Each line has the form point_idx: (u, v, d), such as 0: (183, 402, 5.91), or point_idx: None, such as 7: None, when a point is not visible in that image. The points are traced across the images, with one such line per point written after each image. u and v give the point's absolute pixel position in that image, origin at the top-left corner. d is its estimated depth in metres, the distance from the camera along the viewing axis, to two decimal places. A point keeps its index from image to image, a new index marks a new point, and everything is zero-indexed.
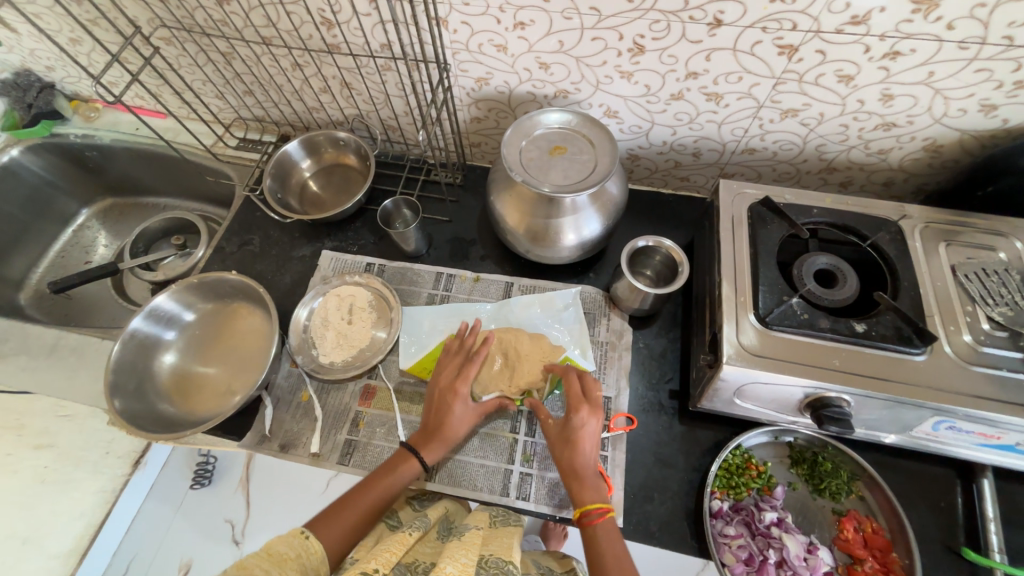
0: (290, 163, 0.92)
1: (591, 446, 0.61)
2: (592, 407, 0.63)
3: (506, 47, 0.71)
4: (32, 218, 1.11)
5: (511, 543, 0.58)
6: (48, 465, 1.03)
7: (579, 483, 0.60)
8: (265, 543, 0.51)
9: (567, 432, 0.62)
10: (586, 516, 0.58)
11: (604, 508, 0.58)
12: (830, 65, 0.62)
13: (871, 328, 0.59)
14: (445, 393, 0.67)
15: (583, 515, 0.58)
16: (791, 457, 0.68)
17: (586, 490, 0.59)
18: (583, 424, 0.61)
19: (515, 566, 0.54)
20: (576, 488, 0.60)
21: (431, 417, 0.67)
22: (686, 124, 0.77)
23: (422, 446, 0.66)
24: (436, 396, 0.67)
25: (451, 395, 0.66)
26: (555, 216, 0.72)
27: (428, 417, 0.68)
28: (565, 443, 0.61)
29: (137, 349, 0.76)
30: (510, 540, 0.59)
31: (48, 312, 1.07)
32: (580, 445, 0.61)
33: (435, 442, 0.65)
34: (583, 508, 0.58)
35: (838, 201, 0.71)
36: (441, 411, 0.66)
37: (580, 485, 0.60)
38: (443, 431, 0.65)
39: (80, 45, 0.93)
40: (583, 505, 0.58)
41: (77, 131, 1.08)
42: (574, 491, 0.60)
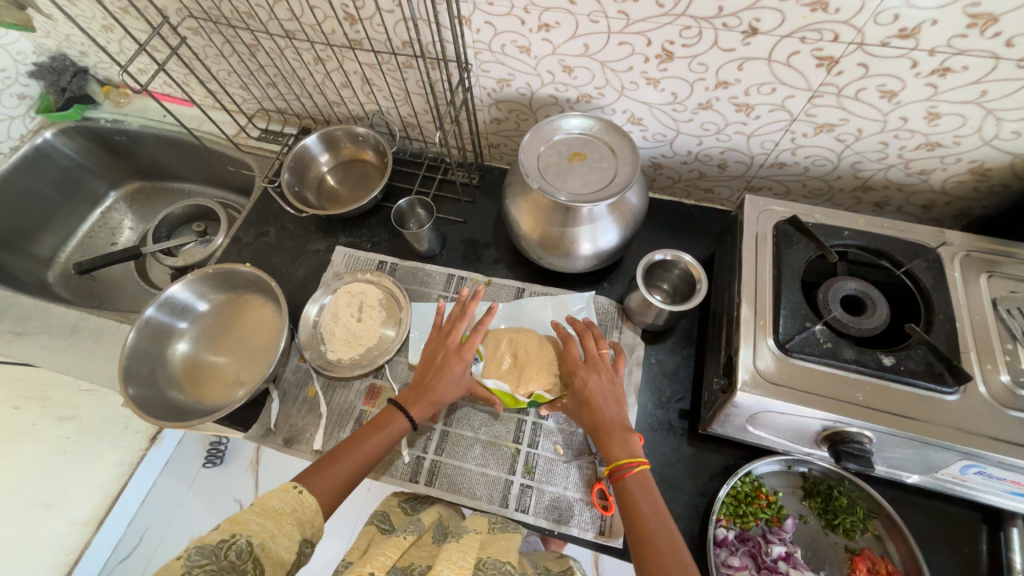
0: (309, 158, 0.92)
1: (608, 400, 0.63)
2: (601, 366, 0.65)
3: (530, 48, 0.69)
4: (63, 198, 1.15)
5: (507, 546, 0.58)
6: (68, 437, 1.07)
7: (607, 440, 0.60)
8: (257, 499, 0.49)
9: (579, 394, 0.64)
10: (619, 471, 0.58)
11: (638, 461, 0.58)
12: (872, 80, 0.59)
13: (900, 362, 0.56)
14: (447, 355, 0.67)
15: (627, 467, 0.57)
16: (804, 489, 0.65)
17: (614, 444, 0.59)
18: (592, 382, 0.64)
19: (514, 566, 0.54)
20: (611, 443, 0.60)
21: (425, 377, 0.67)
22: (713, 134, 0.74)
23: (411, 403, 0.65)
24: (438, 357, 0.67)
25: (455, 357, 0.67)
26: (570, 225, 0.70)
27: (421, 377, 0.67)
28: (583, 403, 0.63)
29: (151, 336, 0.77)
30: (507, 543, 0.58)
31: (73, 291, 1.10)
32: (595, 399, 0.63)
33: (425, 402, 0.65)
34: (616, 463, 0.58)
35: (871, 223, 0.67)
36: (437, 371, 0.66)
37: (613, 440, 0.60)
38: (436, 392, 0.65)
39: (111, 32, 0.95)
40: (614, 461, 0.58)
41: (107, 115, 1.11)
42: (605, 449, 0.60)
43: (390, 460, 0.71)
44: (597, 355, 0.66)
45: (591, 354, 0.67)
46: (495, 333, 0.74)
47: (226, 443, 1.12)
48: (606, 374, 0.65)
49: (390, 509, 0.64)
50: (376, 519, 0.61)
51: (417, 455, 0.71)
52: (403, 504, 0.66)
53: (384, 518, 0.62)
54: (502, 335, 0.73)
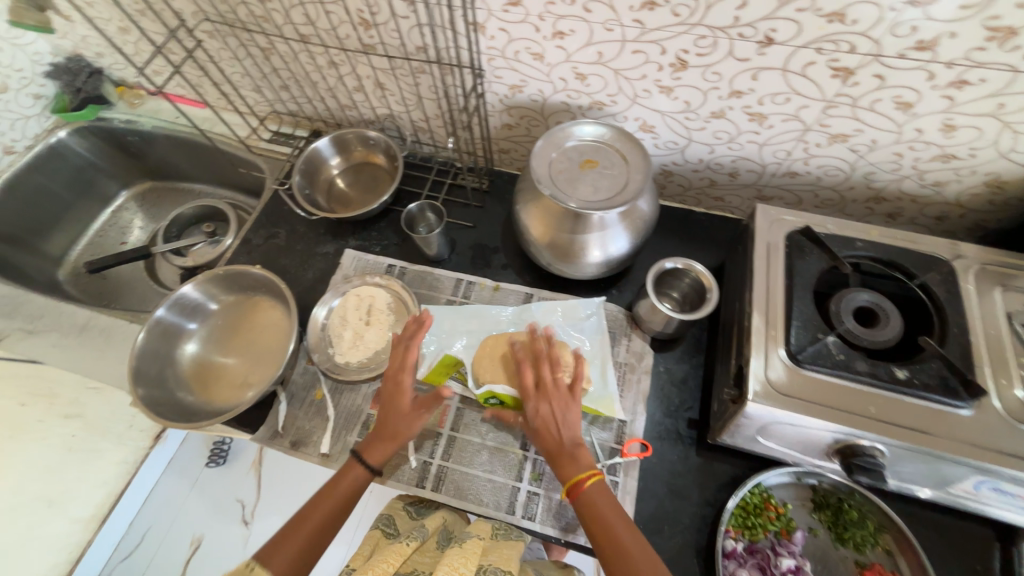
0: (320, 160, 0.93)
1: (557, 430, 0.61)
2: (552, 393, 0.62)
3: (543, 55, 0.69)
4: (75, 197, 1.16)
5: (510, 554, 0.59)
6: (74, 435, 1.08)
7: (559, 465, 0.60)
8: None
9: (530, 422, 0.63)
10: (575, 488, 0.58)
11: (592, 473, 0.59)
12: (888, 91, 0.58)
13: (913, 375, 0.55)
14: (388, 389, 0.67)
15: (575, 490, 0.58)
16: (813, 501, 0.65)
17: (567, 470, 0.59)
18: (543, 410, 0.62)
19: None
20: (562, 465, 0.60)
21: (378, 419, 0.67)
22: (725, 143, 0.74)
23: (367, 449, 0.65)
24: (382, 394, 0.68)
25: (394, 389, 0.67)
26: (581, 232, 0.70)
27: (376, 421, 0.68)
28: (534, 433, 0.62)
29: (161, 336, 0.78)
30: (511, 552, 0.59)
31: (83, 289, 1.11)
32: (546, 427, 0.61)
33: (379, 444, 0.65)
34: (569, 484, 0.59)
35: (884, 234, 0.67)
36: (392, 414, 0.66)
37: (563, 465, 0.60)
38: (388, 430, 0.65)
39: (127, 34, 0.96)
40: (570, 482, 0.59)
41: (121, 116, 1.12)
42: (559, 473, 0.60)
43: (397, 465, 0.71)
44: (550, 382, 0.63)
45: (544, 379, 0.64)
46: (501, 336, 0.73)
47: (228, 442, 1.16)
48: (558, 402, 0.62)
49: (395, 513, 0.66)
50: (381, 523, 0.64)
51: (424, 459, 0.71)
52: (408, 507, 0.67)
53: (389, 522, 0.64)
54: (508, 339, 0.72)
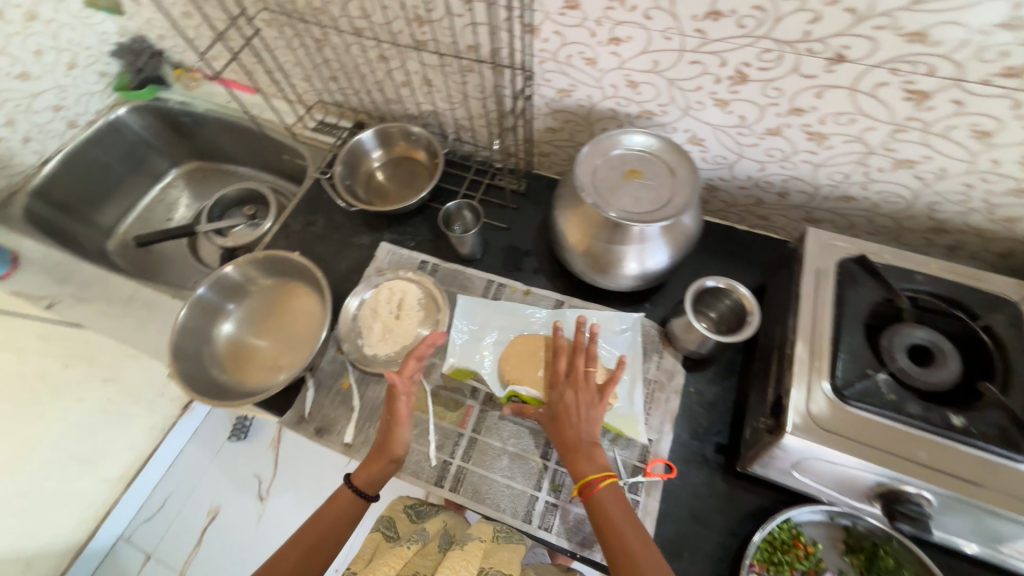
0: (362, 152, 0.94)
1: (578, 422, 0.63)
2: (582, 385, 0.65)
3: (596, 61, 0.68)
4: (128, 172, 1.21)
5: (511, 556, 0.61)
6: (109, 397, 1.11)
7: (573, 458, 0.62)
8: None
9: (554, 407, 0.66)
10: (587, 487, 0.60)
11: (607, 474, 0.60)
12: (966, 118, 0.55)
13: (970, 423, 0.52)
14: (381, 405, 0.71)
15: (586, 486, 0.60)
16: (846, 544, 0.61)
17: (579, 463, 0.61)
18: (568, 398, 0.65)
19: None
20: (577, 460, 0.61)
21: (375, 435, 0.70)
22: (778, 161, 0.71)
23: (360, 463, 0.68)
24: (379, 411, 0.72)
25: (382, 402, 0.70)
26: (620, 243, 0.68)
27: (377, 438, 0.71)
28: (555, 420, 0.65)
29: (201, 314, 0.80)
30: (511, 555, 0.61)
31: (129, 261, 1.16)
32: (567, 416, 0.64)
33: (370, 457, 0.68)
34: (583, 480, 0.60)
35: (944, 269, 0.63)
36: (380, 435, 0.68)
37: (577, 459, 0.61)
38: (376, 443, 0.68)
39: (190, 19, 0.99)
40: (582, 477, 0.60)
41: (176, 98, 1.16)
42: (571, 465, 0.62)
43: (416, 461, 0.71)
44: (583, 374, 0.66)
45: (576, 371, 0.67)
46: (532, 339, 0.73)
47: (251, 419, 1.24)
48: (586, 395, 0.65)
49: (396, 516, 0.69)
50: (381, 527, 0.68)
51: (445, 459, 0.71)
52: (408, 509, 0.71)
53: (389, 526, 0.68)
54: (539, 342, 0.73)
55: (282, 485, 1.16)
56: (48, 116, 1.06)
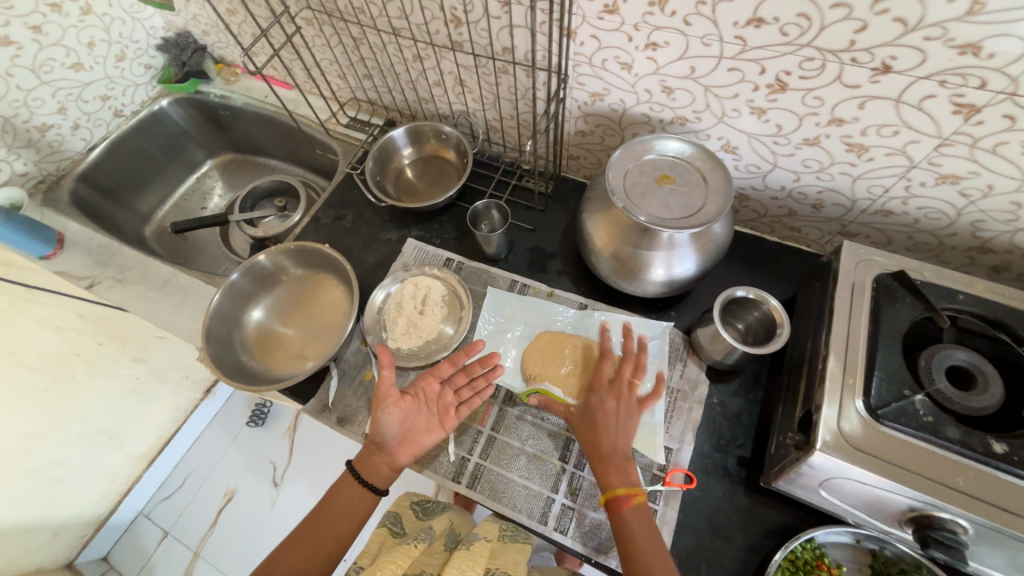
0: (393, 150, 0.96)
1: (614, 432, 0.63)
2: (624, 394, 0.65)
3: (632, 65, 0.68)
4: (167, 161, 1.26)
5: (516, 558, 0.64)
6: (139, 377, 1.13)
7: (603, 468, 0.61)
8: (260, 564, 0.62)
9: (590, 413, 0.65)
10: (614, 500, 0.59)
11: (637, 490, 0.59)
12: (1018, 134, 0.53)
13: (1013, 451, 0.50)
14: None
15: (612, 498, 0.59)
16: (872, 568, 0.60)
17: (609, 474, 0.61)
18: (607, 405, 0.64)
19: None
20: (607, 469, 0.61)
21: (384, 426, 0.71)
22: (814, 172, 0.69)
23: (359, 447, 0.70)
24: None
25: None
26: (648, 249, 0.68)
27: None
28: (589, 427, 0.64)
29: (233, 300, 0.83)
30: (517, 556, 0.64)
31: (164, 247, 1.20)
32: (602, 425, 0.63)
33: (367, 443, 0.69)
34: (611, 491, 0.60)
35: (988, 289, 0.61)
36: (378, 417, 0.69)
37: (607, 470, 0.61)
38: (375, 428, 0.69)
39: (233, 15, 1.03)
40: (611, 489, 0.60)
41: (217, 91, 1.20)
42: (602, 474, 0.61)
43: (435, 456, 0.72)
44: (625, 383, 0.65)
45: (620, 380, 0.66)
46: (559, 336, 0.76)
47: (269, 407, 1.28)
48: (627, 405, 0.64)
49: (402, 512, 0.72)
50: (388, 522, 0.69)
51: (463, 455, 0.72)
52: (415, 506, 0.74)
53: (396, 521, 0.70)
54: (565, 340, 0.75)
55: (297, 472, 1.19)
56: (96, 106, 1.11)
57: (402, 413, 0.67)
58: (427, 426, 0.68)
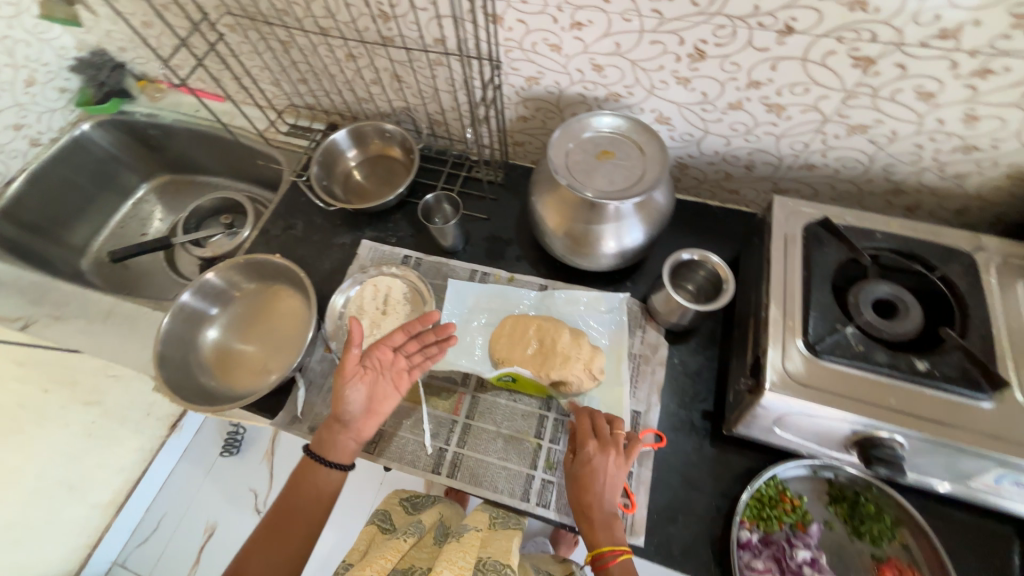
0: (337, 153, 0.94)
1: (600, 489, 0.59)
2: (611, 451, 0.60)
3: (561, 47, 0.70)
4: (97, 189, 1.18)
5: (508, 546, 0.62)
6: (94, 422, 1.06)
7: (590, 524, 0.59)
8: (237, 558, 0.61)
9: (577, 469, 0.61)
10: (600, 559, 0.57)
11: (622, 549, 0.57)
12: (910, 81, 0.58)
13: (934, 367, 0.55)
14: None
15: (597, 557, 0.57)
16: (829, 494, 0.64)
17: (595, 531, 0.58)
18: (594, 463, 0.60)
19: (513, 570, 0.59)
20: (593, 528, 0.58)
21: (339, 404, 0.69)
22: (742, 135, 0.74)
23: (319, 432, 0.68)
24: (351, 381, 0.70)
25: None
26: (597, 223, 0.70)
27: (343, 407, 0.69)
28: (575, 485, 0.60)
29: (185, 322, 0.80)
30: (508, 543, 0.62)
31: (105, 279, 1.14)
32: (588, 479, 0.60)
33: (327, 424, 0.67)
34: (597, 550, 0.57)
35: (903, 226, 0.66)
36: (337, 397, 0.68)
37: (593, 529, 0.58)
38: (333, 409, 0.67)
39: (150, 28, 0.98)
40: (597, 547, 0.57)
41: (142, 110, 1.14)
42: (587, 532, 0.58)
43: (412, 452, 0.72)
44: (610, 438, 0.61)
45: (605, 435, 0.62)
46: (522, 318, 0.77)
47: (242, 433, 1.24)
48: (614, 462, 0.60)
49: (391, 509, 0.70)
50: (377, 519, 0.69)
51: (440, 446, 0.72)
52: (404, 502, 0.72)
53: (385, 518, 0.69)
54: (529, 321, 0.76)
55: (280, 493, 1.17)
56: (8, 136, 1.05)
57: (368, 387, 0.66)
58: (389, 395, 0.67)
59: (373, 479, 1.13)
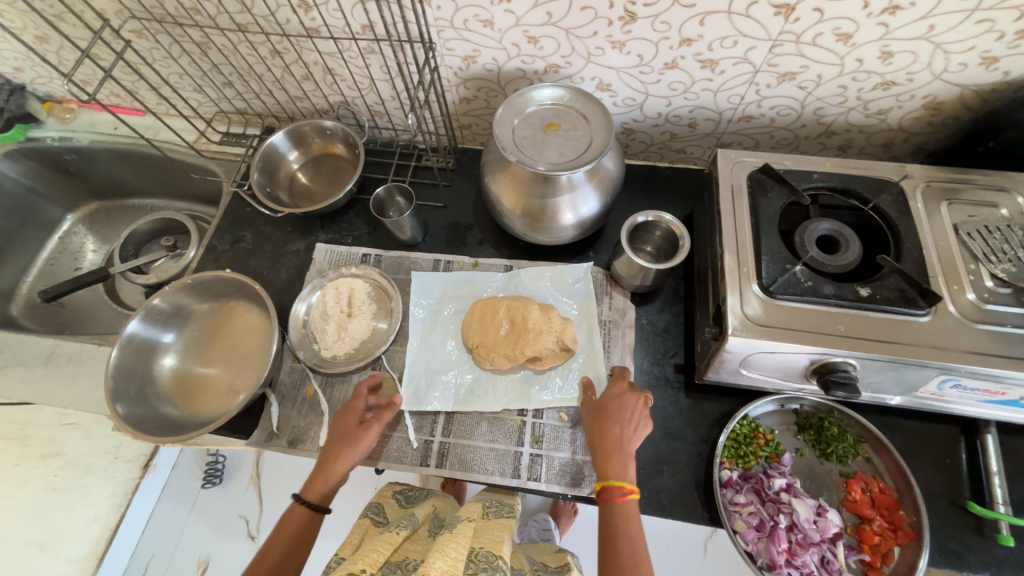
0: (277, 156, 0.90)
1: (624, 431, 0.62)
2: (639, 395, 0.65)
3: (493, 21, 0.68)
4: (16, 227, 1.08)
5: (501, 535, 0.63)
6: (56, 474, 1.04)
7: (607, 457, 0.61)
8: None
9: (605, 401, 0.65)
10: (607, 493, 0.59)
11: (629, 488, 0.59)
12: (828, 24, 0.60)
13: (875, 292, 0.59)
14: (350, 430, 0.67)
15: (606, 490, 0.59)
16: (797, 424, 0.69)
17: (608, 466, 0.60)
18: (623, 400, 0.65)
19: (504, 559, 0.58)
20: (607, 460, 0.60)
21: (331, 459, 0.65)
22: (681, 94, 0.75)
23: (314, 490, 0.64)
24: (341, 434, 0.67)
25: (358, 430, 0.66)
26: (551, 196, 0.70)
27: (326, 459, 0.65)
28: (602, 415, 0.64)
29: (136, 353, 0.75)
30: (500, 534, 0.63)
31: (41, 321, 1.05)
32: (612, 417, 0.63)
33: (328, 481, 0.64)
34: (606, 482, 0.59)
35: (837, 165, 0.70)
36: (337, 441, 0.66)
37: (607, 460, 0.61)
38: (339, 467, 0.65)
39: (47, 43, 0.90)
40: (606, 480, 0.59)
41: (53, 134, 1.05)
42: (601, 463, 0.61)
43: (398, 448, 0.71)
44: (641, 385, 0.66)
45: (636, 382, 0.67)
46: (491, 301, 0.77)
47: (222, 462, 1.19)
48: (640, 404, 0.64)
49: (384, 502, 0.72)
50: (371, 513, 0.69)
51: (425, 439, 0.72)
52: (396, 496, 0.74)
53: (378, 511, 0.70)
54: (498, 303, 0.76)
55: (272, 516, 1.14)
56: None
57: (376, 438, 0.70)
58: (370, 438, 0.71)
59: (365, 484, 1.12)
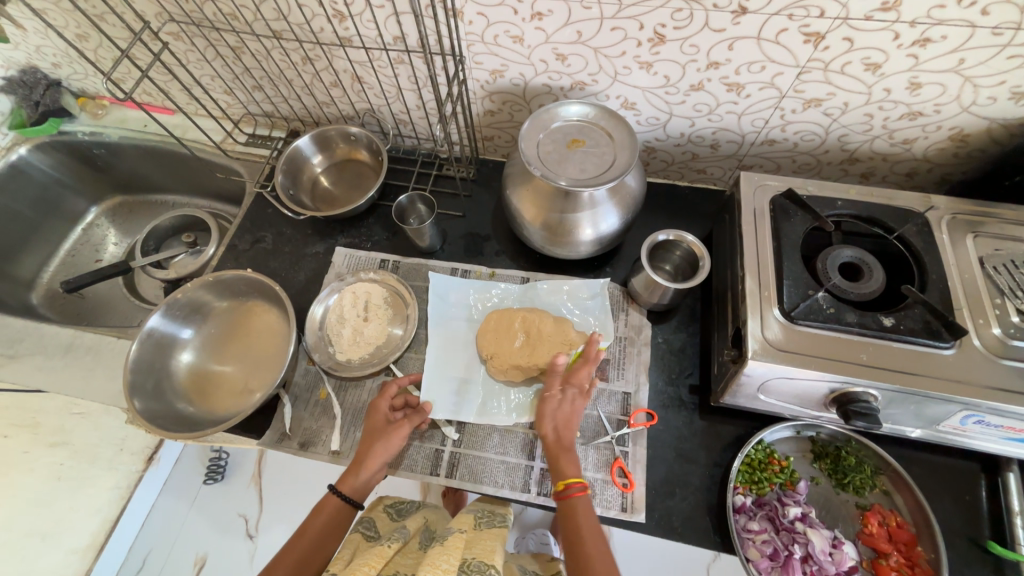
0: (302, 160, 0.91)
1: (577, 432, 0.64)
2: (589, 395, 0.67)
3: (523, 38, 0.69)
4: (42, 217, 1.11)
5: (493, 546, 0.62)
6: (63, 463, 1.03)
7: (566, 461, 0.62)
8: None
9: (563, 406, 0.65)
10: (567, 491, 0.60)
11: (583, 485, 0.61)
12: (857, 53, 0.61)
13: (899, 322, 0.58)
14: (381, 429, 0.67)
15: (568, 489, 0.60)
16: (813, 452, 0.68)
17: (565, 465, 0.62)
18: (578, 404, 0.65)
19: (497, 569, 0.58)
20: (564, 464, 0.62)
21: (363, 456, 0.65)
22: (705, 115, 0.76)
23: (347, 485, 0.64)
24: (373, 432, 0.67)
25: (387, 429, 0.67)
26: (571, 211, 0.70)
27: (358, 457, 0.66)
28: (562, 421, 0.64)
29: (155, 348, 0.76)
30: (493, 543, 0.62)
31: (60, 311, 1.07)
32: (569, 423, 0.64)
33: (359, 478, 0.64)
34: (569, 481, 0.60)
35: (860, 192, 0.70)
36: (366, 440, 0.67)
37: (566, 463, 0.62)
38: (369, 464, 0.65)
39: (86, 41, 0.93)
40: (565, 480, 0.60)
41: (84, 128, 1.07)
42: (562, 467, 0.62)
43: (407, 456, 0.71)
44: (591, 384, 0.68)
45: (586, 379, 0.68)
46: (507, 313, 0.77)
47: (225, 459, 1.19)
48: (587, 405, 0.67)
49: (376, 516, 0.70)
50: (362, 528, 0.67)
51: (436, 448, 0.71)
52: (388, 510, 0.73)
53: (370, 526, 0.68)
54: (514, 315, 0.76)
55: (272, 516, 1.14)
56: None
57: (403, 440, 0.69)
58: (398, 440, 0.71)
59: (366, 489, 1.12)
